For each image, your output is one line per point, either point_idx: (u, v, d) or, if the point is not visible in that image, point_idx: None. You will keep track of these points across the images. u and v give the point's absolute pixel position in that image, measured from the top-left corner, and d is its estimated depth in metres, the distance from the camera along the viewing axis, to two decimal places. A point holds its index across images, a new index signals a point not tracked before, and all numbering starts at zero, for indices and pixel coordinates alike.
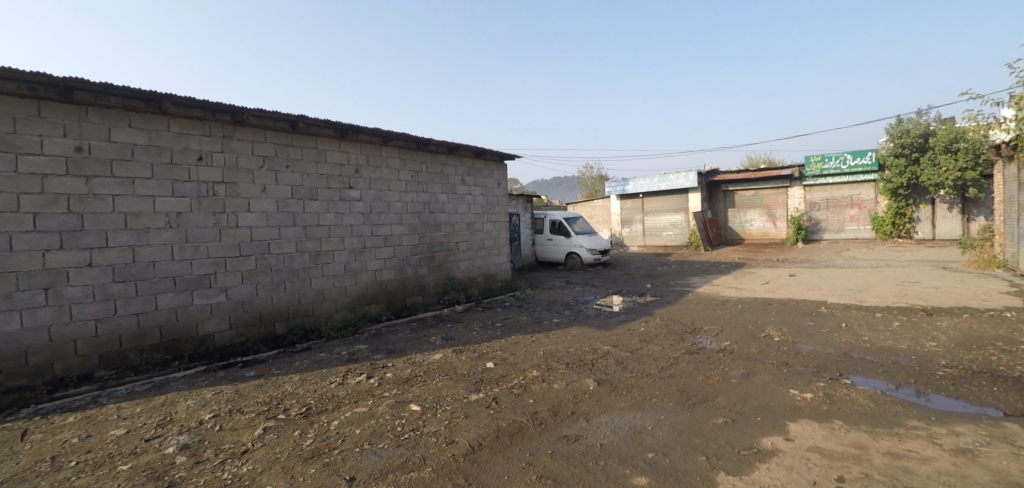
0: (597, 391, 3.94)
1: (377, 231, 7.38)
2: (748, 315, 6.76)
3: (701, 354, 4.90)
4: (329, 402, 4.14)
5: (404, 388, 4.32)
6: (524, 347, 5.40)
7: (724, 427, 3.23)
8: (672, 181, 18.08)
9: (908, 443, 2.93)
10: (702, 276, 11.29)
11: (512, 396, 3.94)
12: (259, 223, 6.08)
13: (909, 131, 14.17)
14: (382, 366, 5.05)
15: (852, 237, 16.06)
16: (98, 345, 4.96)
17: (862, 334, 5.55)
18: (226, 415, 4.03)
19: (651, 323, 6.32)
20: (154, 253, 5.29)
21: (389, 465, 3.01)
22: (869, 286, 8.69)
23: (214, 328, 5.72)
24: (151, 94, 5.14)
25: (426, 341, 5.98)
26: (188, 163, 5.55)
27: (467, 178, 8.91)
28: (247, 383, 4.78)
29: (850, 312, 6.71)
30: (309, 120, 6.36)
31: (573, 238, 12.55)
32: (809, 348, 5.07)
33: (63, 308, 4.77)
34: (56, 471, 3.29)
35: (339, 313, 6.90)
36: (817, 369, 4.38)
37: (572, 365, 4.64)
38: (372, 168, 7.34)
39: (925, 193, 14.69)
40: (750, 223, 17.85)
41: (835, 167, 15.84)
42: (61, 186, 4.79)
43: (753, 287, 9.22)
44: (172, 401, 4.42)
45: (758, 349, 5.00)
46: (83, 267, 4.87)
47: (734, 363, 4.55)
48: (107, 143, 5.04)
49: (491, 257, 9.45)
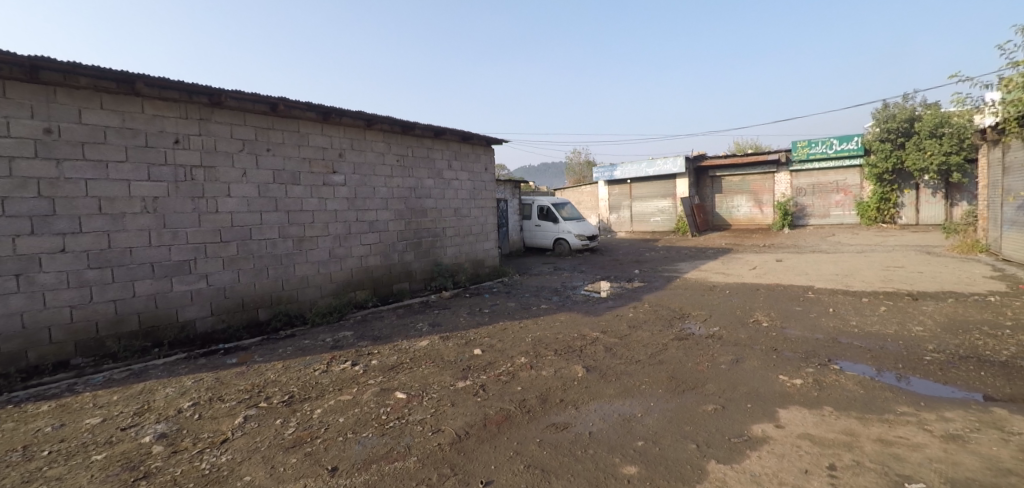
0: (587, 378, 3.89)
1: (362, 216, 7.21)
2: (736, 300, 6.77)
3: (690, 340, 4.86)
4: (312, 390, 4.03)
5: (390, 376, 4.23)
6: (512, 333, 5.34)
7: (714, 414, 3.19)
8: (660, 167, 18.04)
9: (898, 430, 2.92)
10: (690, 262, 11.31)
11: (500, 383, 3.87)
12: (239, 208, 5.88)
13: (895, 116, 14.25)
14: (367, 353, 4.94)
15: (838, 223, 16.21)
16: (74, 332, 4.78)
17: (850, 319, 5.56)
18: (206, 403, 3.89)
19: (640, 309, 6.30)
20: (130, 239, 5.08)
21: (373, 455, 2.92)
22: (855, 271, 8.75)
23: (195, 315, 5.55)
24: (122, 75, 4.89)
25: (413, 327, 5.88)
26: (164, 146, 5.33)
27: (454, 162, 8.75)
28: (228, 370, 4.64)
29: (837, 297, 6.74)
30: (290, 103, 6.14)
31: (561, 224, 12.48)
32: (797, 333, 5.07)
33: (36, 294, 4.57)
34: (27, 461, 3.11)
35: (324, 300, 6.76)
36: (806, 354, 4.38)
37: (561, 352, 4.58)
38: (356, 152, 7.15)
39: (909, 179, 14.84)
40: (737, 208, 17.92)
41: (822, 151, 15.90)
42: (30, 170, 4.55)
43: (741, 273, 9.26)
44: (151, 389, 4.26)
45: (747, 335, 4.99)
46: (56, 253, 4.67)
47: (723, 349, 4.52)
48: (78, 125, 4.80)
49: (479, 243, 9.33)
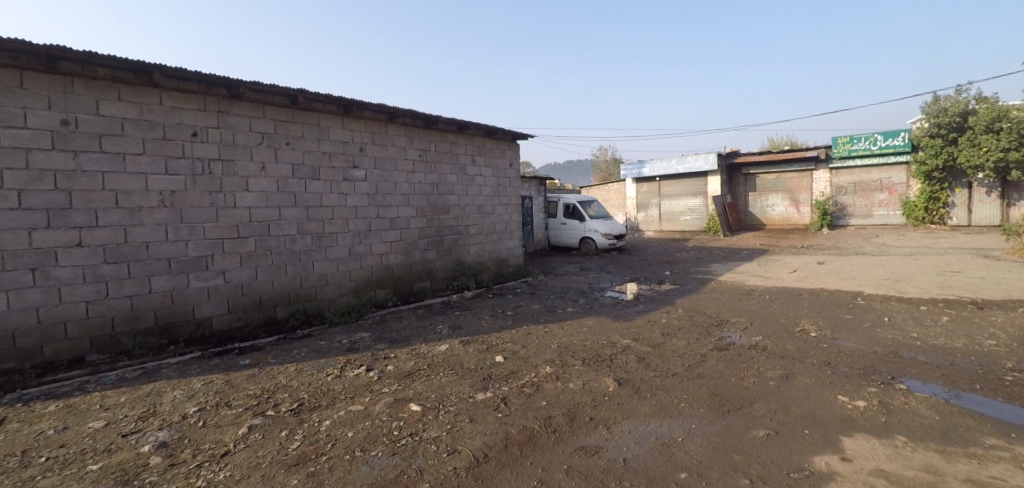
0: (619, 393, 3.53)
1: (382, 213, 6.99)
2: (777, 306, 6.28)
3: (731, 351, 4.44)
4: (323, 397, 3.79)
5: (405, 384, 3.95)
6: (536, 339, 5.01)
7: (768, 442, 2.81)
8: (690, 164, 17.41)
9: (991, 468, 2.52)
10: (723, 263, 10.75)
11: (523, 397, 3.55)
12: (258, 203, 5.71)
13: (946, 110, 13.34)
14: (384, 357, 4.69)
15: (881, 223, 15.28)
16: (90, 328, 4.67)
17: (909, 330, 5.03)
18: (213, 409, 3.66)
19: (673, 314, 5.89)
20: (147, 233, 4.95)
21: (382, 478, 2.64)
22: (907, 275, 8.09)
23: (212, 312, 5.41)
24: (140, 65, 4.75)
25: (432, 330, 5.61)
26: (182, 138, 5.18)
27: (477, 158, 8.46)
28: (239, 373, 4.45)
29: (891, 304, 6.18)
30: (310, 95, 5.94)
31: (587, 223, 12.08)
32: (851, 346, 4.59)
33: (51, 289, 4.47)
34: (23, 468, 2.90)
35: (343, 298, 6.56)
36: (865, 370, 3.92)
37: (588, 361, 4.23)
38: (377, 147, 6.92)
39: (962, 177, 13.88)
40: (772, 207, 17.14)
41: (865, 148, 15.04)
42: (47, 161, 4.45)
43: (779, 275, 8.70)
44: (160, 391, 4.07)
45: (795, 346, 4.55)
46: (72, 247, 4.56)
47: (769, 363, 4.09)
48: (96, 117, 4.68)
49: (502, 241, 9.02)
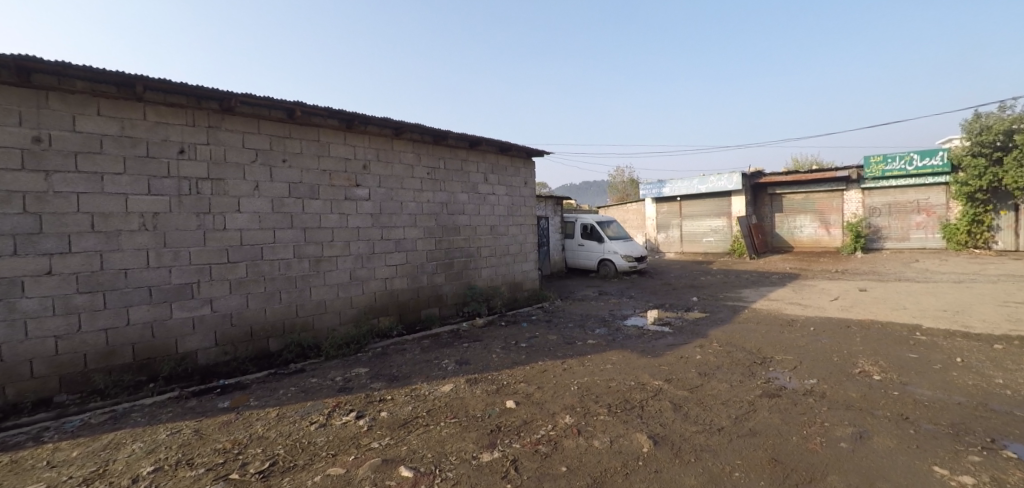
0: (655, 456, 2.89)
1: (387, 234, 6.49)
2: (825, 340, 5.55)
3: (785, 397, 3.77)
4: (300, 454, 3.22)
5: (399, 437, 3.37)
6: (553, 378, 4.39)
7: None
8: (713, 183, 16.74)
9: None
10: (754, 288, 9.98)
11: (537, 459, 2.94)
12: (250, 225, 5.26)
13: (990, 128, 12.35)
14: (378, 400, 4.13)
15: (920, 246, 14.33)
16: (59, 366, 4.23)
17: (992, 375, 4.26)
18: (171, 469, 3.12)
19: (708, 349, 5.20)
20: (126, 259, 4.52)
21: None
22: (967, 306, 7.25)
23: (196, 345, 4.92)
24: (120, 76, 4.38)
25: (437, 365, 5.02)
26: (167, 156, 4.78)
27: (491, 176, 7.97)
28: (214, 419, 3.91)
29: (958, 341, 5.39)
30: (308, 108, 5.52)
31: (606, 244, 11.47)
32: (927, 393, 3.88)
33: (17, 323, 4.06)
34: None
35: (343, 328, 6.02)
36: (954, 429, 3.21)
37: (616, 409, 3.59)
38: (382, 164, 6.47)
39: (1008, 199, 12.82)
40: (800, 229, 16.32)
41: (900, 167, 14.17)
42: (15, 183, 4.08)
43: (820, 304, 7.94)
44: (119, 443, 3.55)
45: (858, 393, 3.87)
46: (41, 275, 4.16)
47: (834, 416, 3.41)
48: (72, 134, 4.32)
49: (517, 264, 8.45)
